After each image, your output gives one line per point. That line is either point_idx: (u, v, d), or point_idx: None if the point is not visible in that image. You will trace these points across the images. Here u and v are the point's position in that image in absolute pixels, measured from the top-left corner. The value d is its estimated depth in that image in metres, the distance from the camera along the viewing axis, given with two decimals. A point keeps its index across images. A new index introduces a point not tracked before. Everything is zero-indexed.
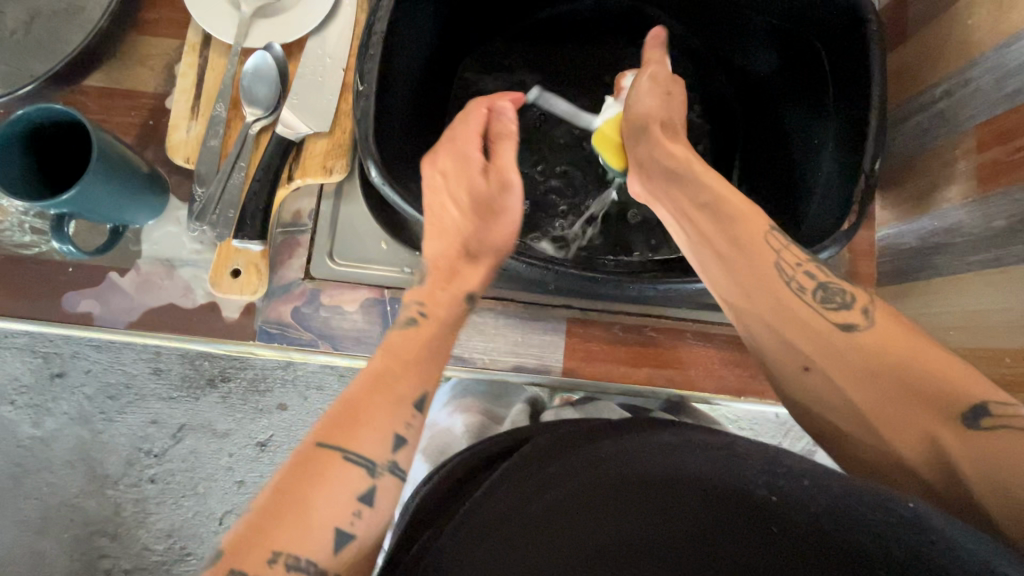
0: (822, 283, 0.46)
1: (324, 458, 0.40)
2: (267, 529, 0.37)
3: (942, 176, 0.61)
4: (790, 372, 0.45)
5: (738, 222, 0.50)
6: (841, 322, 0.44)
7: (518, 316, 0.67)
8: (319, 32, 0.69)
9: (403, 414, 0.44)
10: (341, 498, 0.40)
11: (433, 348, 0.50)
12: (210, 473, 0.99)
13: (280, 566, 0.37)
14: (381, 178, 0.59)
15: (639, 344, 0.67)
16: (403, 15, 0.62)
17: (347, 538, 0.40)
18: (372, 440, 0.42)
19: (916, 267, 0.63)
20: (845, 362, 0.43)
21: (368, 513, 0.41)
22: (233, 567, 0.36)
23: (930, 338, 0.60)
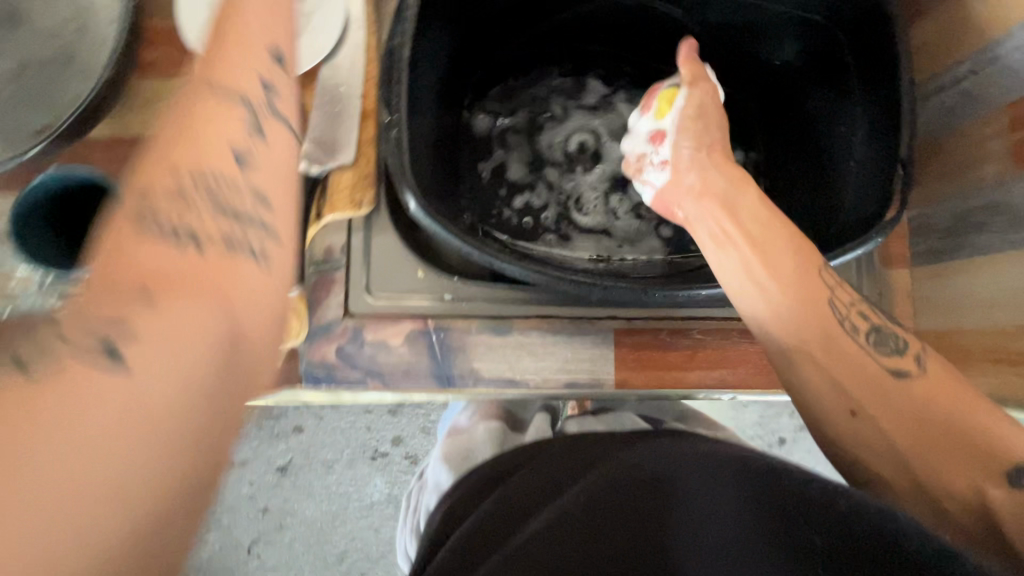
0: (876, 325, 0.46)
1: (157, 297, 0.32)
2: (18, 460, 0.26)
3: (975, 155, 0.61)
4: (839, 422, 0.43)
5: (778, 247, 0.47)
6: (894, 370, 0.44)
7: (565, 332, 0.67)
8: (330, 62, 0.66)
9: (240, 134, 0.40)
10: (190, 267, 0.35)
11: (186, 185, 0.36)
12: (231, 503, 0.99)
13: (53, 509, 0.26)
14: (420, 211, 0.57)
15: (689, 348, 0.67)
16: (422, 39, 0.60)
17: (143, 311, 0.31)
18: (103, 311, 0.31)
19: (952, 245, 0.64)
20: (888, 403, 0.42)
21: (159, 301, 0.32)
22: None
23: (976, 316, 0.61)
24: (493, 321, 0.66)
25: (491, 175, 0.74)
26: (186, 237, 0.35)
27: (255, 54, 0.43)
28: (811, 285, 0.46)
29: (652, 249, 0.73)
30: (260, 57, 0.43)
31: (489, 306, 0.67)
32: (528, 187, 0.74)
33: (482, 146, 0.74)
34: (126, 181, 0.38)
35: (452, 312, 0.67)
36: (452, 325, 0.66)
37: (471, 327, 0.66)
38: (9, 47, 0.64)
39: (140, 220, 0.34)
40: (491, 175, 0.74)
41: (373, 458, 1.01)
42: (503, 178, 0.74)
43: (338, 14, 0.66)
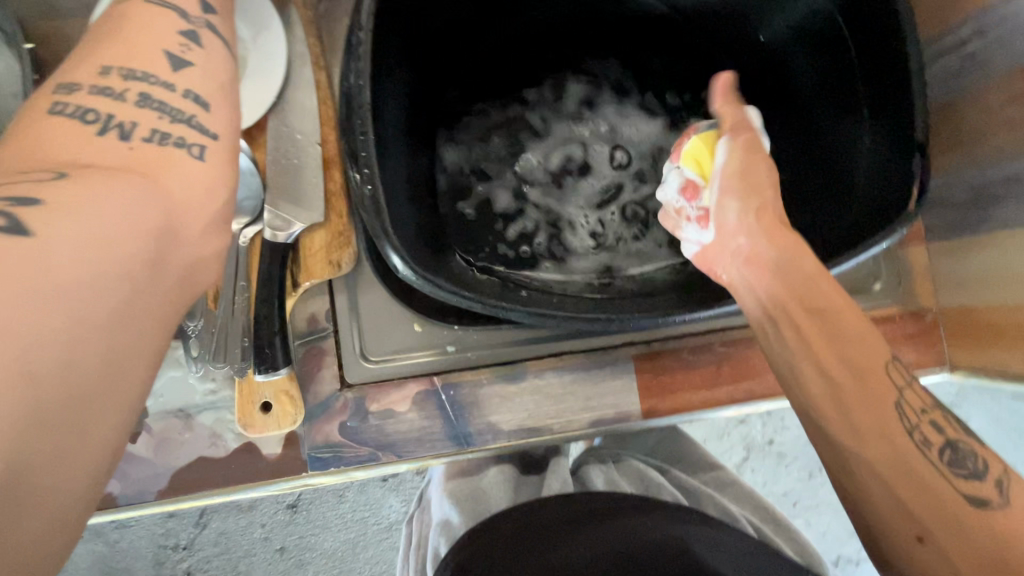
0: (950, 439, 0.45)
1: (76, 177, 0.30)
2: None
3: (990, 123, 0.57)
4: (906, 546, 0.43)
5: (839, 340, 0.47)
6: (971, 495, 0.43)
7: (583, 368, 0.62)
8: (279, 107, 0.59)
9: (173, 40, 0.37)
10: (117, 158, 0.33)
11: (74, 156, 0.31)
12: (247, 550, 0.94)
13: None
14: (410, 272, 0.51)
15: (714, 364, 0.63)
16: (381, 73, 0.53)
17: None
18: None
19: (973, 220, 0.61)
20: (954, 530, 0.42)
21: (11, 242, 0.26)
22: None
23: (1005, 292, 0.58)
24: (503, 368, 0.61)
25: (470, 205, 0.68)
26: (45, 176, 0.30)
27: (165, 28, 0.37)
28: (871, 381, 0.46)
29: (655, 259, 0.69)
30: (162, 26, 0.37)
31: (497, 351, 0.62)
32: (513, 212, 0.69)
33: (456, 176, 0.69)
34: (58, 72, 0.35)
35: (458, 365, 0.62)
36: (461, 379, 0.61)
37: (482, 378, 0.61)
38: None
39: (68, 87, 0.34)
40: (470, 205, 0.68)
41: (386, 479, 0.95)
42: (483, 207, 0.69)
43: (279, 52, 0.58)
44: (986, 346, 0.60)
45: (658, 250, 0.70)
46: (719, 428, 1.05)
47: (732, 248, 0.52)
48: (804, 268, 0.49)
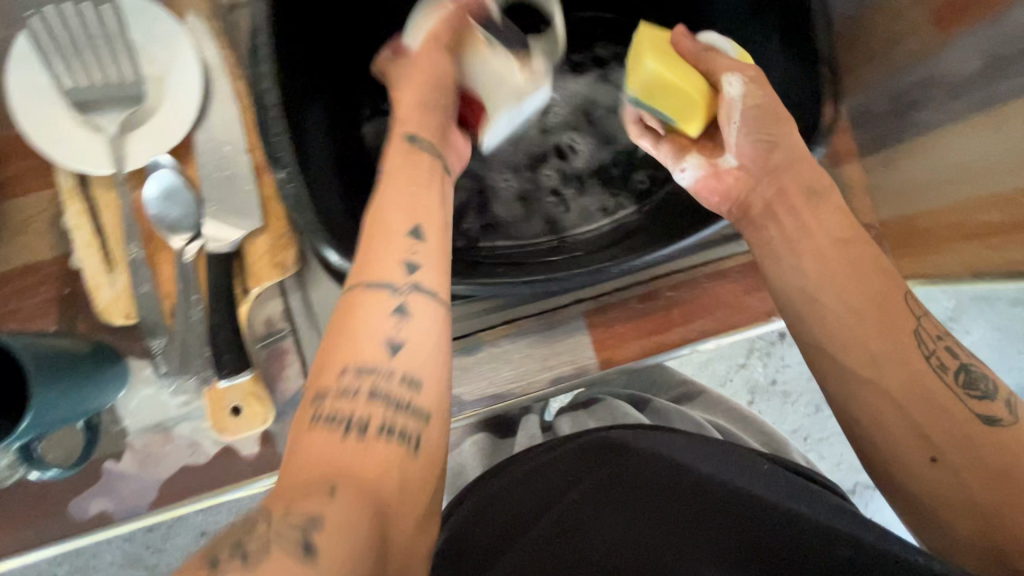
0: (965, 364, 0.46)
1: (407, 171, 0.45)
2: (382, 229, 0.42)
3: (896, 31, 0.57)
4: (915, 465, 0.45)
5: (868, 262, 0.48)
6: (983, 416, 0.44)
7: (535, 331, 0.64)
8: (202, 123, 0.60)
9: (403, 244, 0.42)
10: (413, 159, 0.46)
11: (415, 170, 0.46)
12: None
13: (389, 295, 0.40)
14: (345, 262, 0.52)
15: (661, 309, 0.65)
16: (290, 74, 0.54)
17: (414, 264, 0.41)
18: (392, 240, 0.41)
19: (895, 129, 0.61)
20: (969, 448, 0.44)
21: (420, 251, 0.42)
22: (368, 281, 0.41)
23: (931, 196, 0.58)
24: (459, 342, 0.63)
25: None
26: (410, 257, 0.41)
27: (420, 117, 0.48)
28: (889, 307, 0.47)
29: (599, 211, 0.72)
30: (394, 258, 0.41)
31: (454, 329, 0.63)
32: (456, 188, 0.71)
33: None
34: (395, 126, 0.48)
35: None
36: None
37: None
38: None
39: (412, 136, 0.47)
40: None
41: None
42: None
43: (192, 69, 0.59)
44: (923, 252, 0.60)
45: (603, 207, 0.72)
46: (720, 376, 1.07)
47: (761, 182, 0.54)
48: (817, 195, 0.52)
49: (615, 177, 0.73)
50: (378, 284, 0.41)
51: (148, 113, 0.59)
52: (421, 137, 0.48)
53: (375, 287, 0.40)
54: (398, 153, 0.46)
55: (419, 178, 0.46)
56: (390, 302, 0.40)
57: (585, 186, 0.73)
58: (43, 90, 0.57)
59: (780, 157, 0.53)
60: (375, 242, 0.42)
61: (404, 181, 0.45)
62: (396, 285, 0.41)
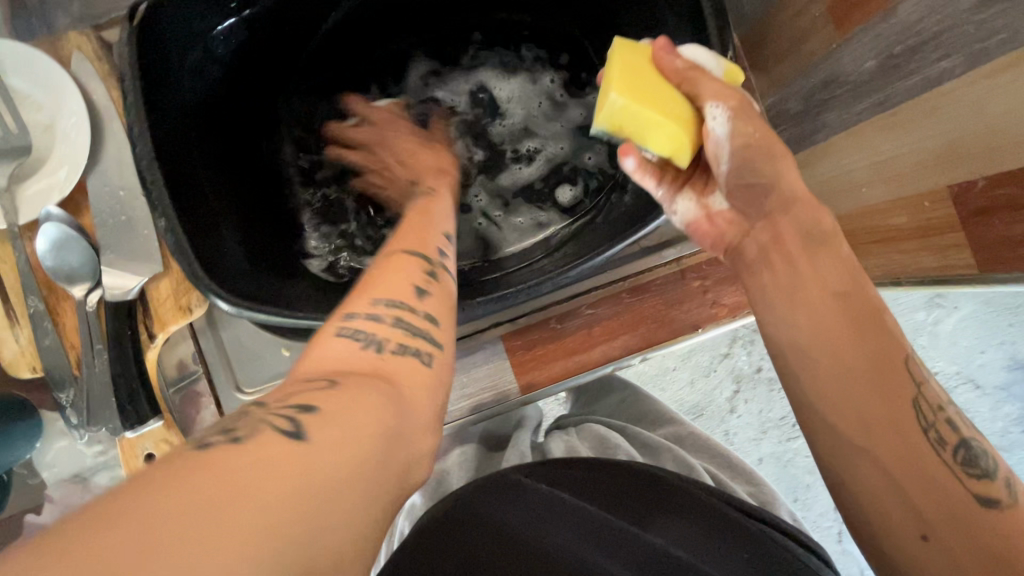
0: (965, 437, 0.38)
1: (418, 224, 0.47)
2: (365, 288, 0.38)
3: (801, 28, 0.54)
4: (901, 540, 0.37)
5: (871, 311, 0.41)
6: (980, 495, 0.36)
7: (453, 359, 0.63)
8: (96, 168, 0.59)
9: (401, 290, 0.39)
10: (413, 240, 0.44)
11: (418, 230, 0.45)
12: None
13: (381, 308, 0.36)
14: (235, 308, 0.49)
15: (583, 329, 0.63)
16: (166, 116, 0.53)
17: (425, 292, 0.39)
18: (393, 286, 0.38)
19: (811, 128, 0.58)
20: (969, 538, 0.35)
21: (429, 293, 0.39)
22: (376, 298, 0.37)
23: (848, 198, 0.55)
24: None
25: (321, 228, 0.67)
26: (421, 282, 0.39)
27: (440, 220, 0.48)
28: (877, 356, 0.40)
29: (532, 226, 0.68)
30: (414, 273, 0.40)
31: None
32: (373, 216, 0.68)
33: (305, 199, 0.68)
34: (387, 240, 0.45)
35: None
36: None
37: None
38: None
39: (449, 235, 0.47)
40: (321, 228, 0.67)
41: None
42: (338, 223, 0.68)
43: (78, 114, 0.58)
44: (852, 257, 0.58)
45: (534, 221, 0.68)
46: (705, 366, 1.01)
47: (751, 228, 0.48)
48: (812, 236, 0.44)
49: (544, 191, 0.70)
50: (364, 315, 0.36)
51: (37, 163, 0.58)
52: (429, 203, 0.52)
53: (377, 313, 0.36)
54: (414, 216, 0.48)
55: (419, 229, 0.46)
56: (410, 318, 0.37)
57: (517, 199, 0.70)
58: None
59: (775, 200, 0.46)
60: (380, 266, 0.40)
61: (410, 231, 0.45)
62: (380, 315, 0.36)
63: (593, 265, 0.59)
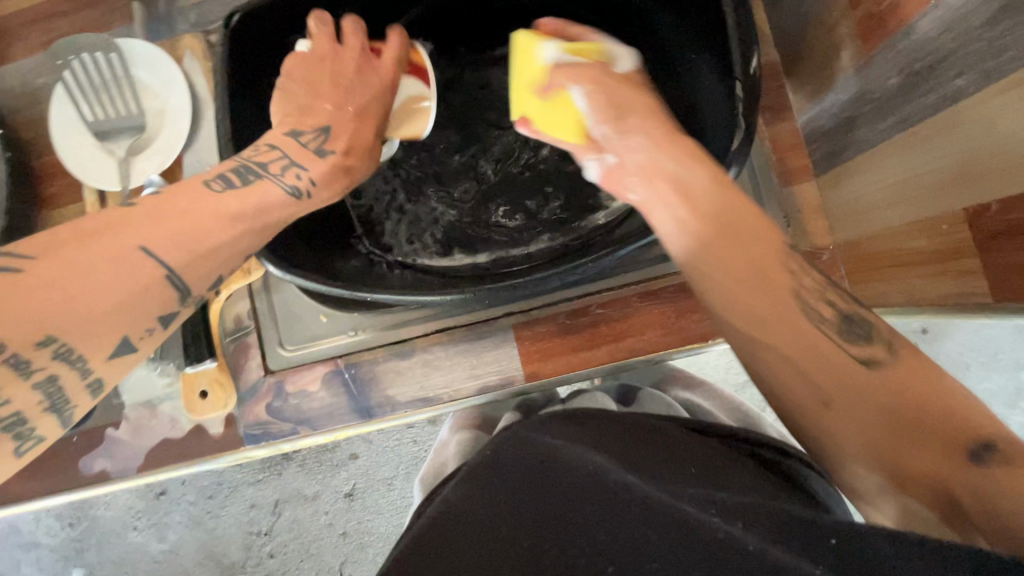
0: (845, 311, 0.40)
1: (164, 198, 0.45)
2: (34, 303, 0.37)
3: (832, 44, 0.54)
4: (808, 411, 0.38)
5: (777, 281, 0.40)
6: (866, 360, 0.38)
7: (466, 340, 0.68)
8: (191, 147, 0.71)
9: (143, 326, 0.43)
10: (173, 228, 0.43)
11: (176, 220, 0.44)
12: (317, 533, 1.05)
13: (43, 354, 0.38)
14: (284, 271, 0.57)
15: (591, 325, 0.66)
16: (248, 106, 0.63)
17: (127, 349, 0.42)
18: (84, 314, 0.39)
19: (841, 145, 0.57)
20: (859, 402, 0.37)
21: (159, 331, 0.44)
22: (46, 335, 0.38)
23: (873, 217, 0.54)
24: (395, 347, 0.69)
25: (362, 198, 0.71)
26: (149, 327, 0.43)
27: (276, 154, 0.52)
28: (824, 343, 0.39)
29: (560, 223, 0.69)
30: (104, 283, 0.40)
31: (392, 333, 0.69)
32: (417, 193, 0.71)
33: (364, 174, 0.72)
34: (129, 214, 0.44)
35: (358, 346, 0.69)
36: (360, 359, 0.69)
37: (377, 356, 0.69)
38: None
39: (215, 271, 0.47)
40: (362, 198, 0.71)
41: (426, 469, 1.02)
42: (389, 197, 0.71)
43: (184, 102, 0.70)
44: (873, 279, 0.56)
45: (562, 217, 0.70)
46: None
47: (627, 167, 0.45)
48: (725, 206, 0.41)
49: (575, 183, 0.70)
50: (27, 362, 0.38)
51: (148, 140, 0.71)
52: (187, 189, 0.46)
53: (34, 358, 0.38)
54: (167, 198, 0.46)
55: (148, 221, 0.43)
56: (68, 377, 0.40)
57: (516, 180, 0.71)
58: (75, 124, 0.71)
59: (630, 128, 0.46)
60: (88, 244, 0.40)
61: (168, 223, 0.43)
62: (31, 363, 0.38)
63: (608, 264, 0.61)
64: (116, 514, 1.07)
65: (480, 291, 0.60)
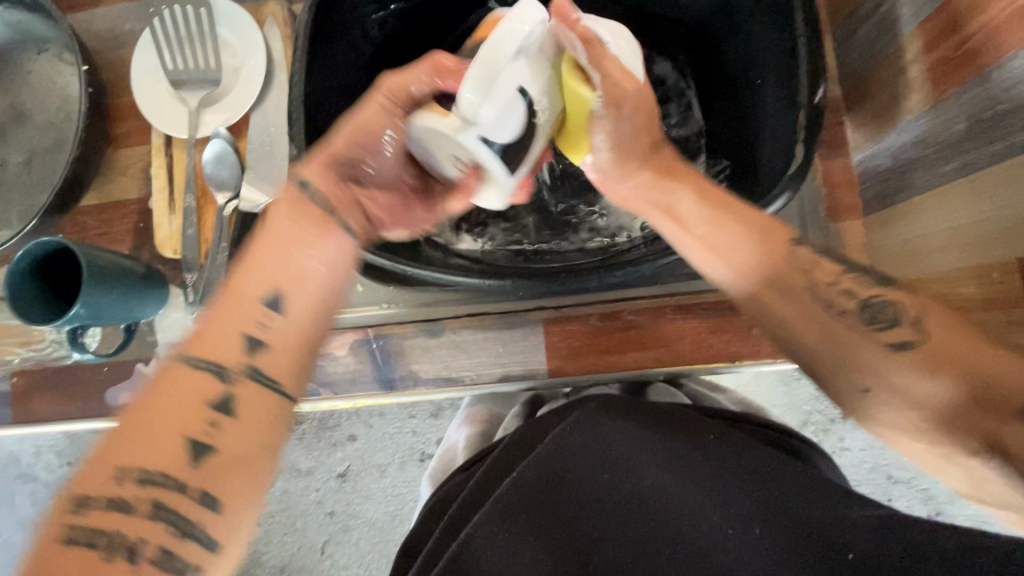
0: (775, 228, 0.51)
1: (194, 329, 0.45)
2: (126, 442, 0.38)
3: (899, 87, 0.55)
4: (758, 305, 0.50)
5: (779, 278, 0.48)
6: (892, 343, 0.43)
7: (495, 328, 0.69)
8: (259, 106, 0.74)
9: (202, 417, 0.40)
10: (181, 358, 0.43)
11: (240, 320, 0.44)
12: (305, 509, 1.05)
13: (130, 483, 0.38)
14: None
15: (620, 330, 0.67)
16: (324, 73, 0.66)
17: (208, 451, 0.39)
18: (156, 449, 0.38)
19: (895, 187, 0.58)
20: (791, 294, 0.48)
21: (226, 424, 0.41)
22: (116, 467, 0.38)
23: (922, 261, 0.55)
24: (425, 324, 0.70)
25: None
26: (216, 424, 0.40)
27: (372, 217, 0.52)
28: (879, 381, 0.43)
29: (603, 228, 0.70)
30: (177, 408, 0.40)
31: (425, 310, 0.70)
32: None
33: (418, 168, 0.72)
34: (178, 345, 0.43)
35: (391, 319, 0.70)
36: (389, 331, 0.70)
37: (407, 331, 0.70)
38: (18, 142, 0.78)
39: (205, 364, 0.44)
40: None
41: (422, 461, 1.02)
42: None
43: (260, 63, 0.73)
44: None
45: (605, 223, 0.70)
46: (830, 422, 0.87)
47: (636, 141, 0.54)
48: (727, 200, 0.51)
49: None
50: (119, 489, 0.37)
51: (221, 94, 0.74)
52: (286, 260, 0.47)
53: (128, 486, 0.37)
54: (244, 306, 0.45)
55: (226, 335, 0.43)
56: (169, 495, 0.38)
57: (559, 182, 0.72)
58: (154, 70, 0.74)
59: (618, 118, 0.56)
60: (165, 391, 0.41)
61: (231, 329, 0.43)
62: (139, 490, 0.37)
63: (648, 271, 0.61)
64: None
65: (519, 282, 0.61)
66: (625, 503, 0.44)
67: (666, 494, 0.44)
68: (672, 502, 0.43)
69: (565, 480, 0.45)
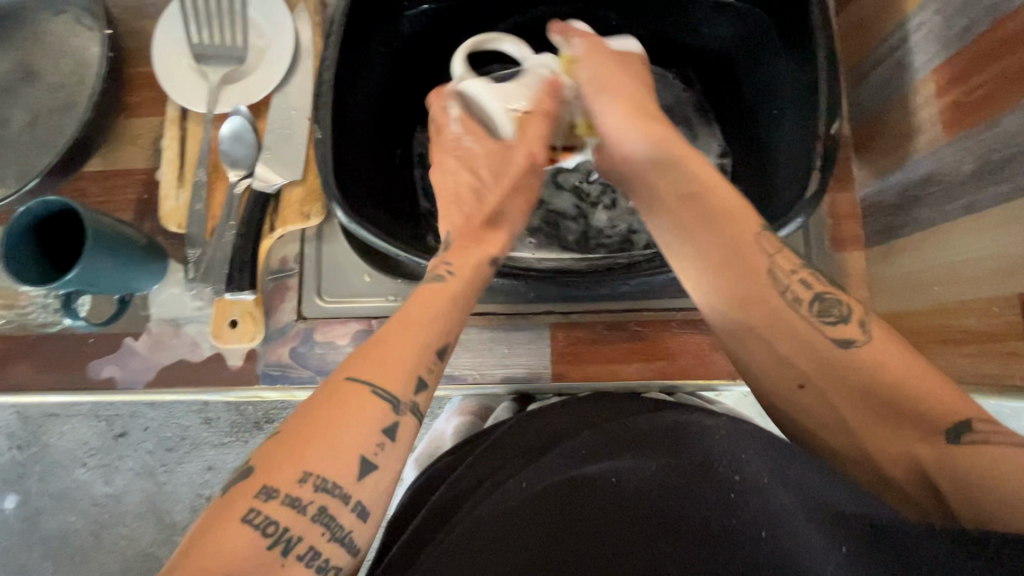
0: (818, 294, 0.45)
1: (377, 346, 0.42)
2: (301, 448, 0.36)
3: (909, 126, 0.58)
4: (788, 394, 0.44)
5: (767, 299, 0.45)
6: (838, 338, 0.43)
7: (501, 328, 0.69)
8: (282, 88, 0.73)
9: (372, 439, 0.38)
10: (367, 379, 0.39)
11: (417, 335, 0.43)
12: None
13: (308, 487, 0.36)
14: (349, 220, 0.60)
15: (627, 340, 0.67)
16: (355, 61, 0.66)
17: (371, 469, 0.38)
18: (334, 461, 0.37)
19: (899, 221, 0.60)
20: (823, 364, 0.43)
21: (391, 446, 0.39)
22: (266, 484, 0.35)
23: (922, 294, 0.57)
24: None
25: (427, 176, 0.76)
26: (380, 439, 0.39)
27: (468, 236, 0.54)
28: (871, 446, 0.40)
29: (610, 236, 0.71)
30: (348, 437, 0.37)
31: None
32: None
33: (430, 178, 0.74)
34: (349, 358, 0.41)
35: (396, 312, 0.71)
36: None
37: None
38: (24, 100, 0.76)
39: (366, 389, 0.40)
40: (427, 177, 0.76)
41: None
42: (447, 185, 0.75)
43: (288, 46, 0.73)
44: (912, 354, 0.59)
45: (613, 231, 0.71)
46: None
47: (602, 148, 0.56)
48: (707, 209, 0.49)
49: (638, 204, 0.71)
50: (283, 495, 0.35)
51: (244, 73, 0.73)
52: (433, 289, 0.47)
53: (299, 494, 0.35)
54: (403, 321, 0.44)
55: (406, 351, 0.42)
56: (337, 509, 0.36)
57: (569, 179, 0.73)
58: (178, 42, 0.74)
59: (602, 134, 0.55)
60: (331, 403, 0.38)
61: (419, 341, 0.43)
62: (302, 499, 0.35)
63: (658, 281, 0.62)
64: (68, 445, 0.99)
65: (529, 282, 0.61)
66: (630, 508, 0.41)
67: (670, 493, 0.41)
68: (674, 499, 0.41)
69: (573, 480, 0.44)
